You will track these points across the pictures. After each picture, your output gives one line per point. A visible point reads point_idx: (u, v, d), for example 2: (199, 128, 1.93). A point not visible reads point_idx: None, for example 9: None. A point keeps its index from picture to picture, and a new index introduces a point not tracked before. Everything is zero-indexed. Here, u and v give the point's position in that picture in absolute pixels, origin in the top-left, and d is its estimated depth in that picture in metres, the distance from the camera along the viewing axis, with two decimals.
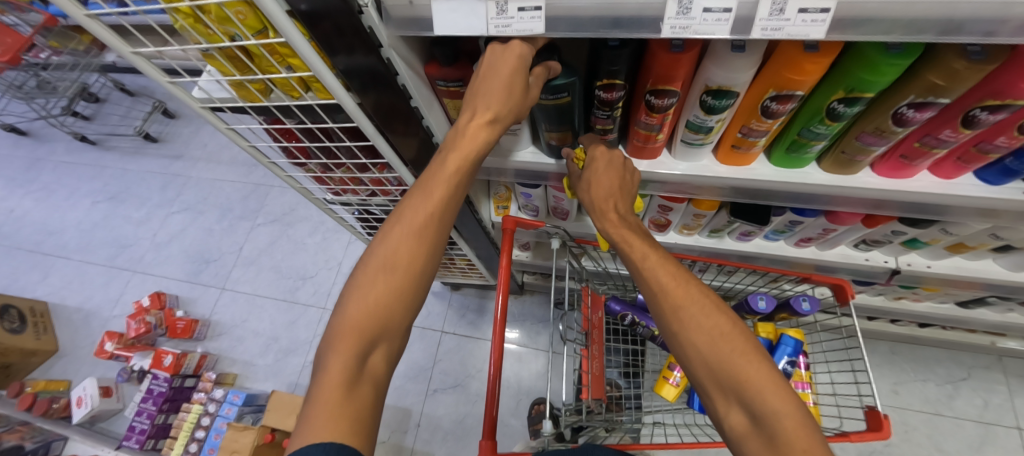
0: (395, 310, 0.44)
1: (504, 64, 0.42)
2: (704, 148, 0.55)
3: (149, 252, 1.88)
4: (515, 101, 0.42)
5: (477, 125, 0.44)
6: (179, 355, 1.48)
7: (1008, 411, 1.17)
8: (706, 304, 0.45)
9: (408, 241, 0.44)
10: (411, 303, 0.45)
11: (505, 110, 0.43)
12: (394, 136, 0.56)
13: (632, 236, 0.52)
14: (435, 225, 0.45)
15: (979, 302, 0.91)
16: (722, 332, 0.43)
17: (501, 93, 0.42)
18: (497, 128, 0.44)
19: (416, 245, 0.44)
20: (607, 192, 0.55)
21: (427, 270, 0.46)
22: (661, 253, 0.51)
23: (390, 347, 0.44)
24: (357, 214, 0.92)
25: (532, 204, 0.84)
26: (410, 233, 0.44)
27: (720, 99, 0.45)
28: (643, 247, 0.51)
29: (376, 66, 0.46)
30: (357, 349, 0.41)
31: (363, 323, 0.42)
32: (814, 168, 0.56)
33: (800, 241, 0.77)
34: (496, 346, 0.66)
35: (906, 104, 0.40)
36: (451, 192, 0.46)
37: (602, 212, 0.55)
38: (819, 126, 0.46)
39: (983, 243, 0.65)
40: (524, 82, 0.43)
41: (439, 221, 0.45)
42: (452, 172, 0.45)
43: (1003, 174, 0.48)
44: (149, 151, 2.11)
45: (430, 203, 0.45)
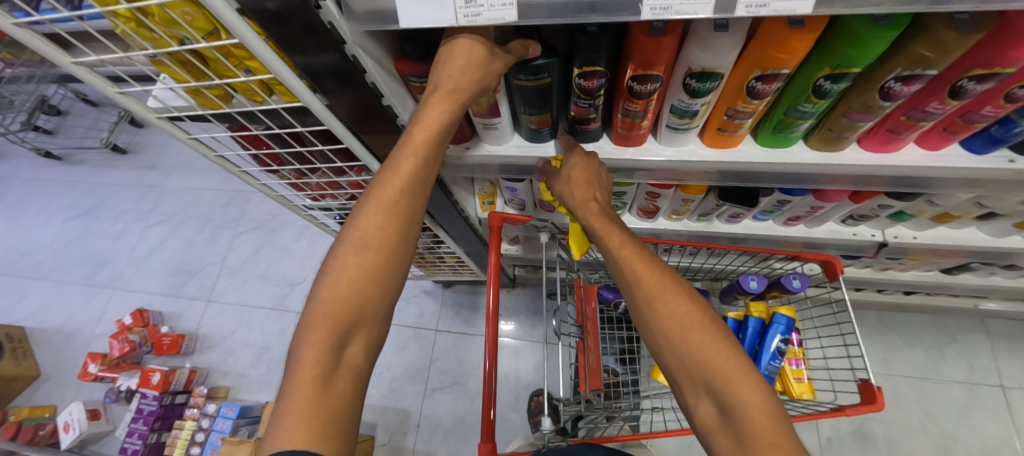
0: (370, 295, 0.42)
1: (458, 44, 0.40)
2: (690, 132, 0.53)
3: (128, 268, 1.82)
4: (473, 77, 0.41)
5: (433, 108, 0.42)
6: (167, 372, 1.43)
7: (992, 371, 1.21)
8: (679, 292, 0.44)
9: (379, 218, 0.42)
10: (385, 291, 0.43)
11: (467, 79, 0.40)
12: (369, 135, 0.53)
13: (610, 227, 0.51)
14: (397, 218, 0.43)
15: (963, 268, 0.92)
16: (693, 321, 0.42)
17: (458, 67, 0.40)
18: (460, 110, 0.43)
19: (384, 228, 0.42)
20: (586, 180, 0.54)
21: (400, 255, 0.44)
22: (633, 241, 0.50)
23: (368, 336, 0.42)
24: (338, 219, 0.88)
25: (519, 198, 0.82)
26: (378, 221, 0.42)
27: (704, 82, 0.43)
28: (620, 238, 0.50)
29: (344, 67, 0.43)
30: (332, 340, 0.39)
31: (336, 310, 0.40)
32: (801, 146, 0.55)
33: (788, 220, 0.76)
34: (491, 339, 0.65)
35: (893, 78, 0.39)
36: (417, 176, 0.43)
37: (580, 204, 0.54)
38: (806, 104, 0.45)
39: (969, 212, 0.65)
40: (483, 53, 0.40)
41: (401, 213, 0.43)
42: (415, 151, 0.43)
43: (989, 143, 0.48)
44: (120, 163, 2.03)
45: (397, 179, 0.43)
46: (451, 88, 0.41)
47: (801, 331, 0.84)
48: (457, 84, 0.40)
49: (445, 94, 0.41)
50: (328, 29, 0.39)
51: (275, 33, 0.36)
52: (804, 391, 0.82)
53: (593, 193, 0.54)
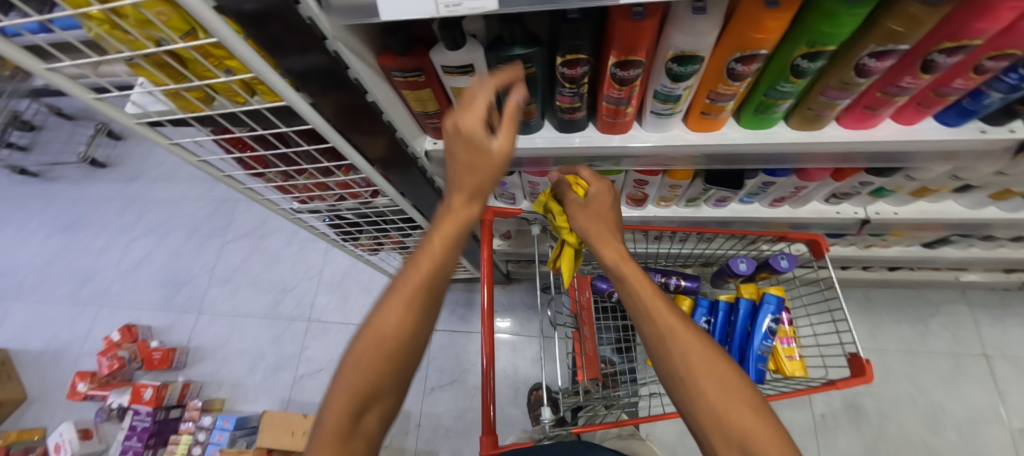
0: (393, 374, 0.40)
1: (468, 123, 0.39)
2: (674, 117, 0.54)
3: (114, 283, 1.78)
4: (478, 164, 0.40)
5: (462, 189, 0.42)
6: (159, 387, 1.41)
7: (975, 340, 1.25)
8: (724, 364, 0.41)
9: (406, 295, 0.41)
10: (407, 368, 0.41)
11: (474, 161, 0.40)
12: (359, 135, 0.53)
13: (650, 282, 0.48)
14: (426, 296, 0.41)
15: (943, 241, 0.95)
16: (739, 398, 0.38)
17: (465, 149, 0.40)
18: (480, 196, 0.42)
19: (407, 306, 0.40)
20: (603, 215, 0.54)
21: (425, 332, 0.42)
22: (649, 280, 0.48)
23: (387, 409, 0.41)
24: (328, 221, 0.87)
25: (509, 192, 0.82)
26: (404, 300, 0.41)
27: (685, 66, 0.44)
28: (639, 279, 0.47)
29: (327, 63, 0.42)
30: (351, 414, 0.38)
31: (358, 388, 0.39)
32: (783, 126, 0.56)
33: (774, 201, 0.77)
34: (486, 334, 0.65)
35: (867, 54, 0.40)
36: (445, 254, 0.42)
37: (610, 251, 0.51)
38: (785, 84, 0.46)
39: (946, 185, 0.67)
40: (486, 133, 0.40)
41: (430, 292, 0.41)
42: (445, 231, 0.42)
43: (961, 115, 0.49)
44: (100, 177, 1.99)
45: (427, 258, 0.42)
46: (465, 166, 0.41)
47: (791, 310, 0.86)
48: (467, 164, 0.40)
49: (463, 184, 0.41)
50: (308, 24, 0.38)
51: (256, 33, 0.36)
52: (795, 369, 0.84)
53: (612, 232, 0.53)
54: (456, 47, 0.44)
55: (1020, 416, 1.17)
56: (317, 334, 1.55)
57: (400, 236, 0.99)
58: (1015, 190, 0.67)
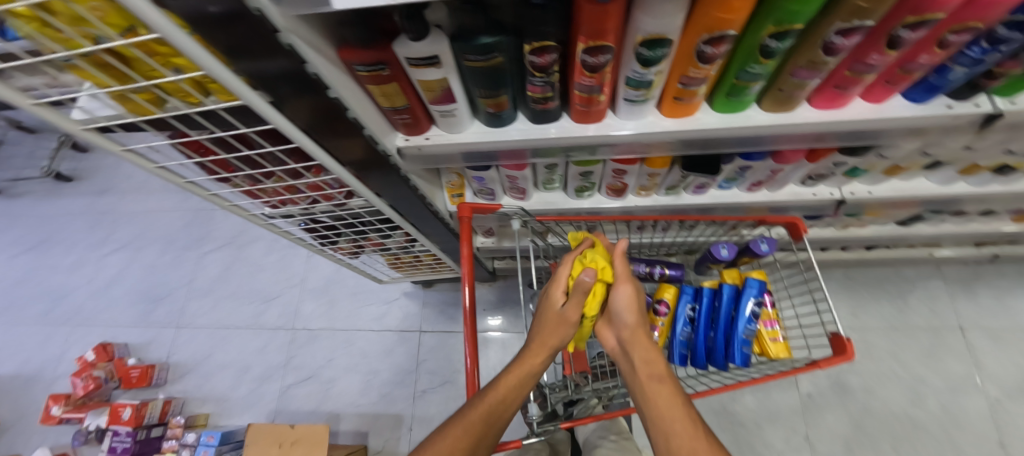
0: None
1: (552, 306, 0.65)
2: (647, 103, 0.53)
3: (87, 301, 1.71)
4: (554, 329, 0.64)
5: (534, 344, 0.64)
6: (138, 406, 1.35)
7: (951, 313, 1.28)
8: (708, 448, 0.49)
9: (488, 403, 0.58)
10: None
11: (554, 326, 0.64)
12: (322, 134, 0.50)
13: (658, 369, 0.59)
14: (501, 405, 0.58)
15: (916, 218, 0.97)
16: None
17: (550, 320, 0.64)
18: (549, 345, 0.63)
19: (486, 410, 0.57)
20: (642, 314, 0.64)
21: (491, 430, 0.57)
22: (670, 381, 0.57)
23: None
24: (304, 225, 0.83)
25: (487, 188, 0.80)
26: (486, 405, 0.58)
27: (654, 50, 0.43)
28: (654, 366, 0.59)
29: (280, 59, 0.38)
30: None
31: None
32: (755, 110, 0.55)
33: (751, 186, 0.77)
34: (469, 332, 0.65)
35: (834, 32, 0.40)
36: (518, 380, 0.61)
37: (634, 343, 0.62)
38: (755, 65, 0.46)
39: (917, 162, 0.68)
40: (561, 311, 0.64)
41: (503, 405, 0.59)
42: (522, 366, 0.62)
43: (928, 91, 0.50)
44: (66, 191, 1.91)
45: (508, 378, 0.61)
46: (544, 325, 0.65)
47: (774, 293, 0.87)
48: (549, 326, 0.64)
49: (542, 341, 0.64)
50: (256, 17, 0.34)
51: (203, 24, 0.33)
52: (779, 351, 0.85)
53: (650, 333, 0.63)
54: (419, 37, 0.43)
55: (995, 384, 1.21)
56: (303, 343, 1.52)
57: (380, 238, 0.96)
58: (982, 164, 0.68)
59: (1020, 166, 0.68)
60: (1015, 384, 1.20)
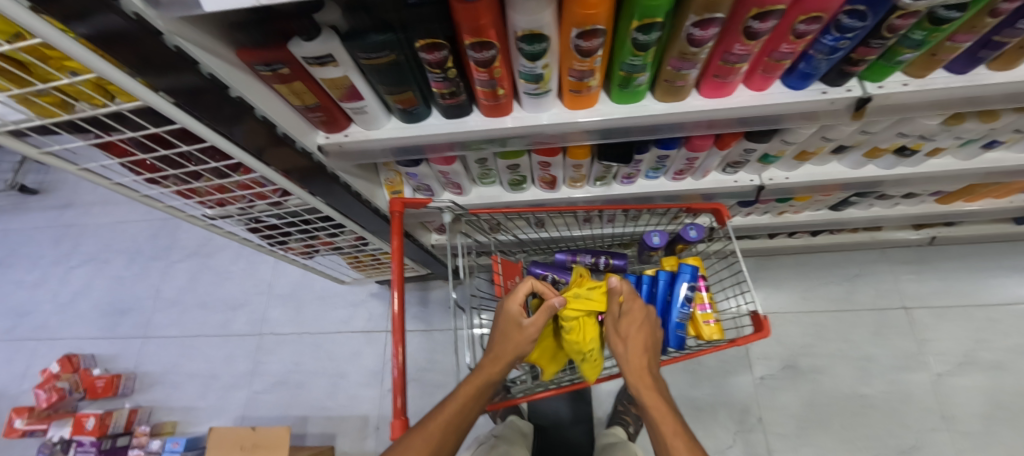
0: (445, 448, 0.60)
1: (510, 316, 0.69)
2: (547, 96, 0.56)
3: (53, 315, 1.69)
4: (512, 339, 0.68)
5: (490, 357, 0.67)
6: (102, 416, 1.34)
7: (896, 294, 1.33)
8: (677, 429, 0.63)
9: (461, 401, 0.63)
10: (449, 446, 0.61)
11: (512, 336, 0.68)
12: (235, 131, 0.51)
13: (639, 369, 0.69)
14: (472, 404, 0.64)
15: (846, 203, 1.01)
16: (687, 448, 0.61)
17: (508, 331, 0.68)
18: (508, 355, 0.67)
19: (462, 408, 0.63)
20: (637, 326, 0.72)
21: (464, 425, 0.63)
22: (649, 377, 0.69)
23: None
24: (249, 226, 0.86)
25: (424, 184, 0.83)
26: (460, 404, 0.63)
27: (533, 45, 0.46)
28: (636, 365, 0.70)
29: (170, 61, 0.40)
30: None
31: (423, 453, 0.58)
32: (651, 99, 0.59)
33: (675, 175, 0.81)
34: (397, 330, 0.66)
35: (691, 24, 0.43)
36: (484, 380, 0.65)
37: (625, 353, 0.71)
38: (633, 58, 0.49)
39: (821, 147, 0.72)
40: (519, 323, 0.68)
41: (472, 403, 0.64)
42: (488, 369, 0.66)
43: (802, 78, 0.53)
44: (31, 205, 1.89)
45: (475, 380, 0.65)
46: (506, 334, 0.68)
47: (707, 278, 0.90)
48: (509, 337, 0.68)
49: (499, 353, 0.67)
50: (135, 20, 0.36)
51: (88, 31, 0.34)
52: (712, 332, 0.88)
53: (639, 338, 0.72)
54: (311, 36, 0.45)
55: (939, 360, 1.25)
56: (271, 348, 1.52)
57: (330, 238, 0.98)
58: (881, 147, 0.72)
59: (918, 148, 0.72)
60: (958, 359, 1.24)
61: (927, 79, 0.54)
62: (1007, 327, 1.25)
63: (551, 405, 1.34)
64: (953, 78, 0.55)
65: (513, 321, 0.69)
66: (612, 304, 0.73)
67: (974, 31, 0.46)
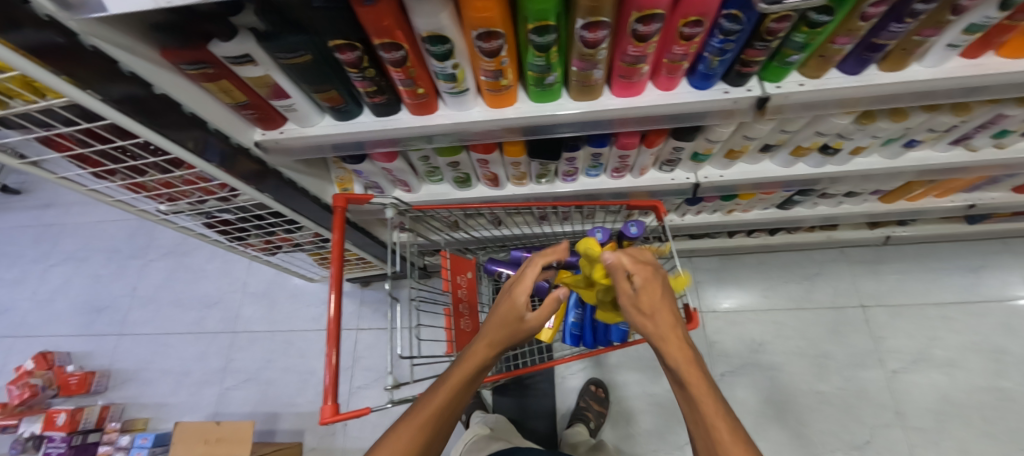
0: (426, 447, 0.54)
1: (508, 301, 0.60)
2: (465, 95, 0.59)
3: (30, 313, 1.71)
4: (505, 328, 0.59)
5: (482, 346, 0.58)
6: (73, 411, 1.36)
7: (854, 293, 1.36)
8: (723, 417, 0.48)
9: (444, 395, 0.56)
10: (433, 444, 0.55)
11: (505, 324, 0.59)
12: (179, 133, 0.57)
13: (669, 337, 0.54)
14: (456, 397, 0.57)
15: (791, 202, 1.04)
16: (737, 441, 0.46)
17: (502, 317, 0.59)
18: (500, 342, 0.58)
19: (444, 404, 0.56)
20: (661, 297, 0.57)
21: (447, 421, 0.56)
22: (688, 346, 0.53)
23: None
24: (205, 222, 0.89)
25: (371, 181, 0.86)
26: (444, 398, 0.56)
27: (437, 46, 0.49)
28: (669, 333, 0.54)
29: (109, 71, 0.46)
30: None
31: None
32: (567, 98, 0.62)
33: (614, 173, 0.84)
34: (333, 334, 0.66)
35: (581, 26, 0.47)
36: (471, 370, 0.58)
37: (650, 322, 0.56)
38: (537, 59, 0.52)
39: (746, 145, 0.75)
40: (517, 310, 0.59)
41: (457, 396, 0.57)
42: (476, 357, 0.58)
43: (703, 79, 0.57)
44: (13, 205, 1.92)
45: (460, 370, 0.58)
46: (500, 319, 0.59)
47: None
48: (502, 325, 0.59)
49: (487, 340, 0.59)
50: (46, 22, 0.39)
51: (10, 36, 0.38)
52: None
53: (666, 310, 0.56)
54: (228, 38, 0.48)
55: (893, 357, 1.28)
56: (243, 345, 1.55)
57: (288, 235, 1.01)
58: (804, 146, 0.76)
59: (839, 147, 0.75)
60: (912, 357, 1.27)
61: (822, 79, 0.57)
62: (960, 325, 1.28)
63: (516, 402, 1.36)
64: (845, 78, 0.57)
65: (510, 306, 0.59)
66: (622, 282, 0.59)
67: (850, 34, 0.49)
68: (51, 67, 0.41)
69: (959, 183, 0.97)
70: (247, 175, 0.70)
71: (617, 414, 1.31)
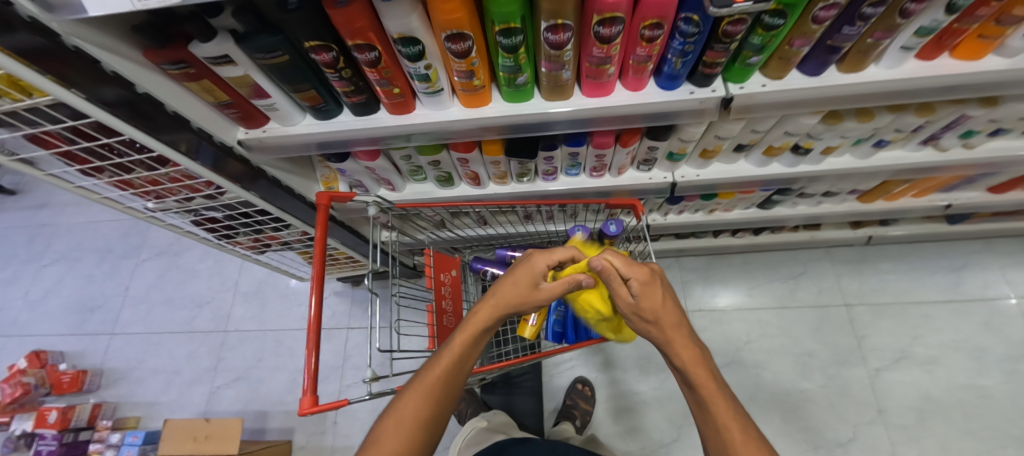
0: (433, 416, 0.52)
1: (521, 264, 0.57)
2: (441, 95, 0.61)
3: (23, 313, 1.73)
4: (517, 292, 0.56)
5: (487, 306, 0.56)
6: (64, 409, 1.37)
7: (837, 292, 1.37)
8: (732, 413, 0.49)
9: (449, 359, 0.54)
10: (440, 412, 0.53)
11: (515, 289, 0.56)
12: (172, 136, 0.59)
13: (675, 337, 0.53)
14: (463, 362, 0.54)
15: (771, 201, 1.06)
16: (745, 435, 0.48)
17: (511, 282, 0.56)
18: (506, 305, 0.55)
19: (450, 369, 0.54)
20: (662, 302, 0.54)
21: (455, 387, 0.54)
22: (695, 343, 0.54)
23: (425, 446, 0.51)
24: (192, 220, 0.90)
25: (355, 179, 0.88)
26: (451, 360, 0.54)
27: (409, 47, 0.51)
28: (676, 332, 0.53)
29: (102, 75, 0.49)
30: (405, 438, 0.50)
31: (405, 424, 0.50)
32: (540, 98, 0.64)
33: (592, 172, 0.86)
34: (313, 333, 0.66)
35: (546, 28, 0.48)
36: (478, 332, 0.55)
37: (654, 323, 0.54)
38: (506, 61, 0.54)
39: (719, 145, 0.77)
40: (530, 278, 0.57)
41: (463, 360, 0.54)
42: (482, 317, 0.55)
43: (670, 79, 0.59)
44: (8, 206, 1.94)
45: (464, 333, 0.55)
46: (511, 283, 0.56)
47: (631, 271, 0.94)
48: (511, 289, 0.56)
49: (492, 302, 0.56)
50: (29, 22, 0.40)
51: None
52: None
53: (670, 314, 0.54)
54: (208, 39, 0.50)
55: (876, 355, 1.29)
56: (234, 345, 1.56)
57: (276, 233, 1.03)
58: (776, 146, 0.78)
59: (810, 146, 0.78)
60: (895, 355, 1.28)
61: (784, 80, 0.59)
62: (941, 324, 1.29)
63: (504, 400, 1.37)
64: (807, 79, 0.59)
65: (521, 272, 0.57)
66: (619, 289, 0.56)
67: (806, 36, 0.51)
68: (36, 65, 0.43)
69: (935, 183, 0.99)
70: (237, 176, 0.73)
71: (603, 412, 1.33)
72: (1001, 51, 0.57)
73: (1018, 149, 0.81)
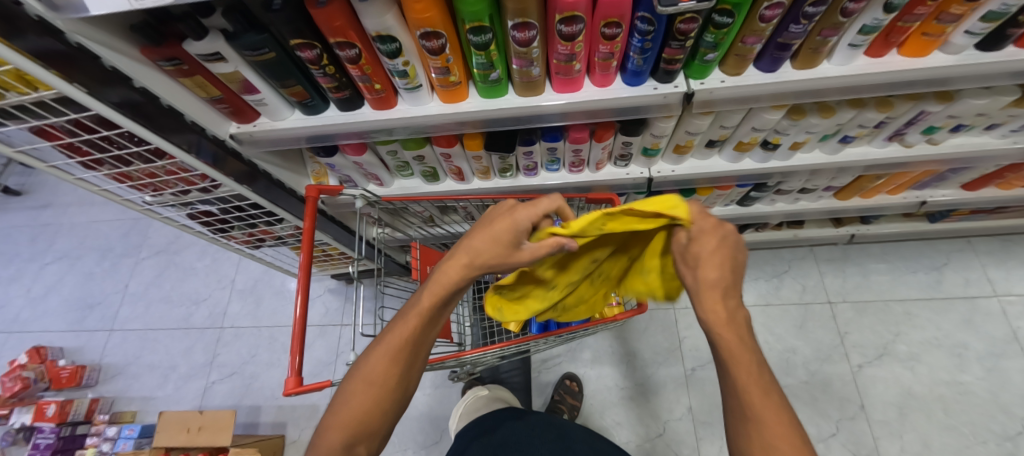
0: (402, 372, 0.55)
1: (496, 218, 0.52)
2: (420, 91, 0.65)
3: (24, 310, 1.76)
4: (490, 253, 0.52)
5: (460, 269, 0.54)
6: (63, 402, 1.40)
7: (821, 290, 1.40)
8: (749, 359, 0.44)
9: (417, 321, 0.55)
10: (409, 369, 0.55)
11: (487, 247, 0.52)
12: (175, 135, 0.64)
13: (715, 284, 0.46)
14: (428, 322, 0.55)
15: (749, 198, 1.10)
16: (756, 378, 0.44)
17: (485, 241, 0.52)
18: (478, 267, 0.53)
19: (416, 329, 0.55)
20: (713, 251, 0.47)
21: (423, 344, 0.56)
22: (731, 284, 0.47)
23: (397, 398, 0.55)
24: (188, 214, 0.94)
25: (342, 174, 0.91)
26: (417, 321, 0.55)
27: (387, 44, 0.55)
28: (712, 274, 0.46)
29: (106, 75, 0.53)
30: (375, 393, 0.53)
31: (374, 381, 0.53)
32: (513, 94, 0.68)
33: (572, 168, 0.89)
34: (298, 328, 0.68)
35: (513, 26, 0.52)
36: (444, 294, 0.55)
37: (692, 263, 0.48)
38: (479, 58, 0.58)
39: (690, 140, 0.80)
40: (508, 237, 0.51)
41: (429, 321, 0.55)
42: (448, 281, 0.54)
43: (634, 76, 0.63)
44: (12, 206, 1.98)
45: (431, 295, 0.55)
46: (487, 243, 0.52)
47: None
48: (482, 250, 0.52)
49: (464, 263, 0.53)
50: (36, 21, 0.44)
51: (9, 38, 0.43)
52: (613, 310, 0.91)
53: (713, 267, 0.46)
54: (199, 37, 0.53)
55: (858, 352, 1.31)
56: (228, 341, 1.59)
57: (270, 228, 1.06)
58: (745, 141, 0.81)
59: (778, 142, 0.81)
60: (877, 352, 1.30)
61: (742, 76, 0.63)
62: (923, 321, 1.32)
63: None
64: (764, 75, 0.63)
65: (493, 228, 0.52)
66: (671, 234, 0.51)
67: (756, 35, 0.54)
68: (40, 60, 0.46)
69: (908, 179, 1.02)
70: (237, 175, 0.78)
71: (589, 407, 1.35)
72: (946, 49, 0.60)
73: (983, 145, 0.84)
